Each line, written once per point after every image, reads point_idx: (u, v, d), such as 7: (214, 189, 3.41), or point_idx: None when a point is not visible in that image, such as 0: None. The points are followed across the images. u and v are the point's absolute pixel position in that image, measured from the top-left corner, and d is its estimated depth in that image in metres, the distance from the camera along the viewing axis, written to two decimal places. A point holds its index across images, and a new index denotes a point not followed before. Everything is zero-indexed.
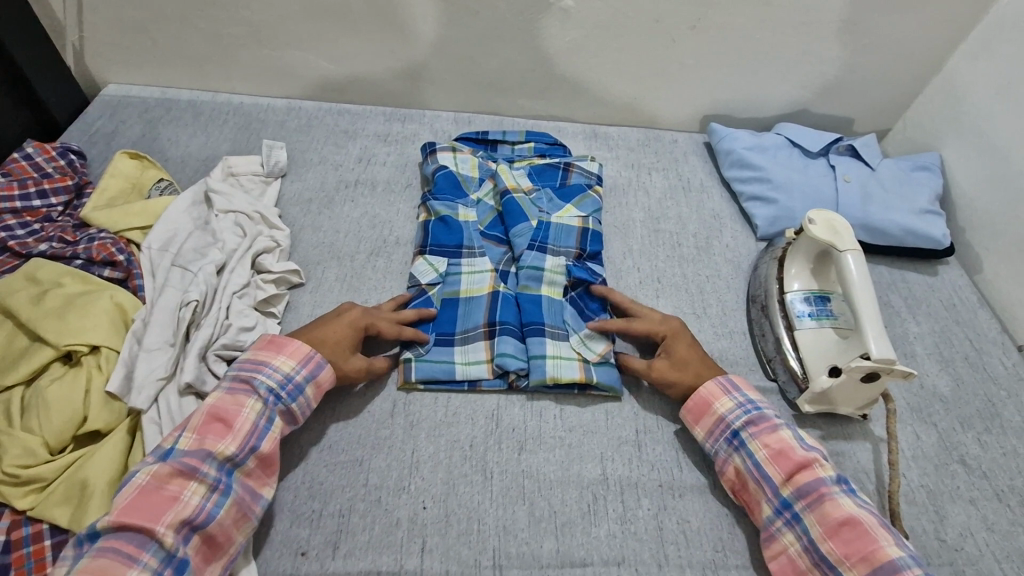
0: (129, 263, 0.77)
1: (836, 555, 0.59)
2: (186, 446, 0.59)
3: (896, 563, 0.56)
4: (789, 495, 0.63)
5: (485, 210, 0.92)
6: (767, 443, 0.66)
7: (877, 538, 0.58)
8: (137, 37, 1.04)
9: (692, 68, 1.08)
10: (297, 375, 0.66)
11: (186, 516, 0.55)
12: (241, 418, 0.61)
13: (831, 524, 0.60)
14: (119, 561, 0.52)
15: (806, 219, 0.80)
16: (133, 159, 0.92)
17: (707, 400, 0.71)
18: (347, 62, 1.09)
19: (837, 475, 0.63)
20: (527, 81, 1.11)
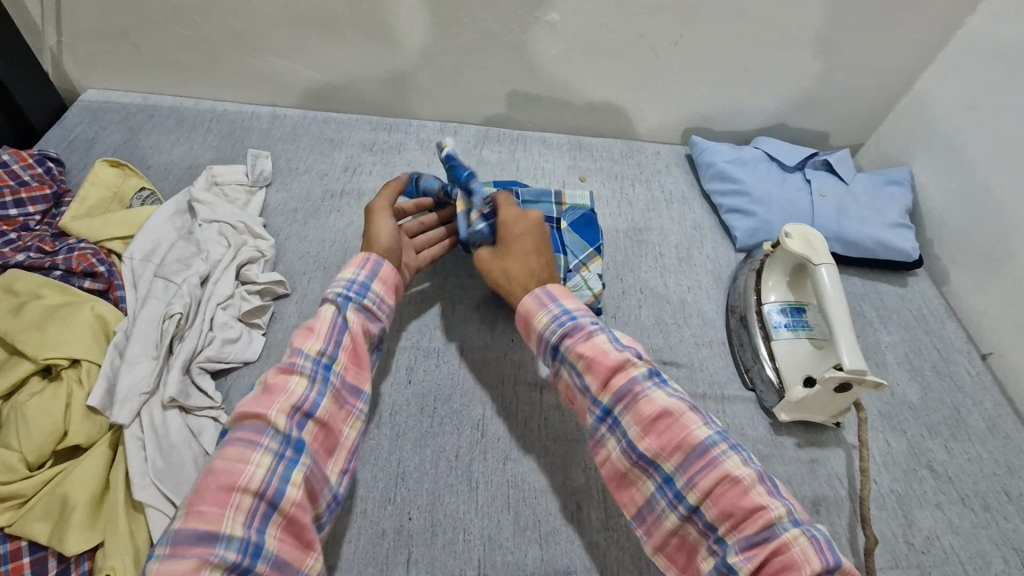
0: (110, 274, 0.77)
1: (653, 449, 0.57)
2: (206, 481, 0.50)
3: (704, 444, 0.55)
4: (607, 401, 0.60)
5: None
6: (582, 351, 0.62)
7: (686, 425, 0.56)
8: (119, 43, 1.03)
9: (675, 82, 1.11)
10: (359, 276, 0.68)
11: (295, 404, 0.55)
12: (324, 317, 0.62)
13: (646, 421, 0.57)
14: (241, 446, 0.52)
15: (783, 233, 0.83)
16: (114, 167, 0.91)
17: (528, 316, 0.68)
18: (333, 71, 1.09)
19: (649, 369, 0.60)
20: (513, 92, 1.12)
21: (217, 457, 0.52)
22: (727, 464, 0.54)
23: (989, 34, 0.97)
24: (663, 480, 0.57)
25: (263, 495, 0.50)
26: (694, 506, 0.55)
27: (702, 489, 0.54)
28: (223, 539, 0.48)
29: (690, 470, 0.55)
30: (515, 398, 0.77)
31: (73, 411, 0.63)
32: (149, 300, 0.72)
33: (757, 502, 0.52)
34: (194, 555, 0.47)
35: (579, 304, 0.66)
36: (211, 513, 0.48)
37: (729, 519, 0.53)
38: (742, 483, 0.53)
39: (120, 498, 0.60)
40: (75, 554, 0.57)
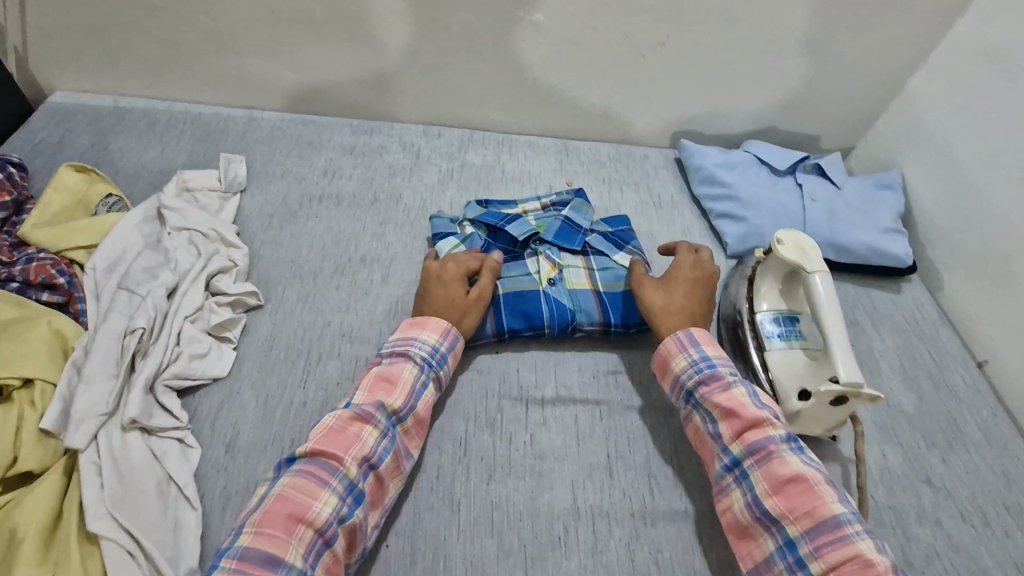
0: (70, 286, 0.73)
1: (779, 511, 0.59)
2: (265, 526, 0.54)
3: (838, 519, 0.57)
4: (737, 451, 0.64)
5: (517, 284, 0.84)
6: (719, 401, 0.67)
7: (821, 495, 0.58)
8: (86, 42, 0.99)
9: (663, 84, 1.08)
10: (442, 347, 0.71)
11: (365, 455, 0.61)
12: (404, 377, 0.67)
13: (777, 481, 0.60)
14: (314, 481, 0.58)
15: (775, 239, 0.80)
16: (80, 172, 0.87)
17: (665, 358, 0.73)
18: (311, 72, 1.05)
19: (788, 434, 0.64)
20: (498, 94, 1.09)
21: (288, 482, 0.58)
22: (862, 545, 0.55)
23: (979, 35, 0.96)
24: (785, 543, 0.58)
25: (322, 535, 0.56)
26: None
27: (828, 560, 0.55)
28: (283, 567, 0.53)
29: (818, 540, 0.56)
30: (499, 414, 0.74)
31: (25, 435, 0.59)
32: (112, 313, 0.69)
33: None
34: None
35: (720, 354, 0.71)
36: (278, 539, 0.54)
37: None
38: (873, 566, 0.53)
39: (73, 528, 0.56)
40: None
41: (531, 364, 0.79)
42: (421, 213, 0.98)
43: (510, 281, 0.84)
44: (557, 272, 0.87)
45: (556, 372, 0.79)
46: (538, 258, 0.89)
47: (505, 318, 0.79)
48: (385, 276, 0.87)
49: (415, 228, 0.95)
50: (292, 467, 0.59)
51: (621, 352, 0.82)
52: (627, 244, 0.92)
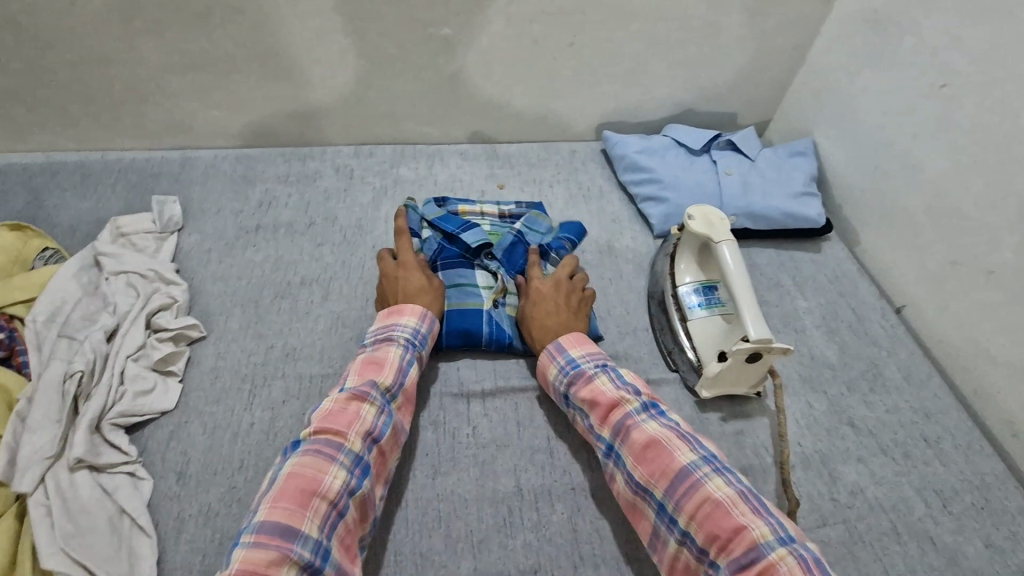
0: (11, 340, 0.76)
1: (644, 478, 0.63)
2: (276, 510, 0.56)
3: (686, 469, 0.61)
4: (608, 436, 0.68)
5: (465, 298, 0.86)
6: (583, 395, 0.71)
7: (672, 452, 0.62)
8: (12, 105, 1.01)
9: (577, 83, 1.13)
10: (421, 329, 0.76)
11: (367, 429, 0.64)
12: (389, 357, 0.71)
13: (638, 450, 0.64)
14: (321, 458, 0.60)
15: (687, 216, 0.85)
16: (15, 232, 0.90)
17: (543, 371, 0.77)
18: (238, 108, 1.08)
19: (642, 404, 0.68)
20: (423, 110, 1.13)
21: (296, 461, 0.60)
22: (710, 486, 0.59)
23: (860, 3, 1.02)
24: (658, 506, 0.62)
25: (337, 506, 0.59)
26: (686, 530, 0.59)
27: (687, 512, 0.59)
28: (301, 538, 0.55)
29: (676, 492, 0.60)
30: (441, 412, 0.77)
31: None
32: (54, 362, 0.71)
33: (739, 522, 0.56)
34: (276, 547, 0.54)
35: (586, 352, 0.75)
36: (295, 513, 0.56)
37: (715, 543, 0.57)
38: (725, 503, 0.57)
39: (27, 569, 0.59)
40: None
41: (471, 362, 0.83)
42: (358, 232, 1.01)
43: (456, 297, 0.86)
44: (503, 295, 0.88)
45: (496, 367, 0.82)
46: (485, 274, 0.91)
47: (446, 335, 0.82)
48: (324, 296, 0.90)
49: (352, 247, 0.98)
50: (300, 447, 0.62)
51: None
52: (568, 268, 0.94)
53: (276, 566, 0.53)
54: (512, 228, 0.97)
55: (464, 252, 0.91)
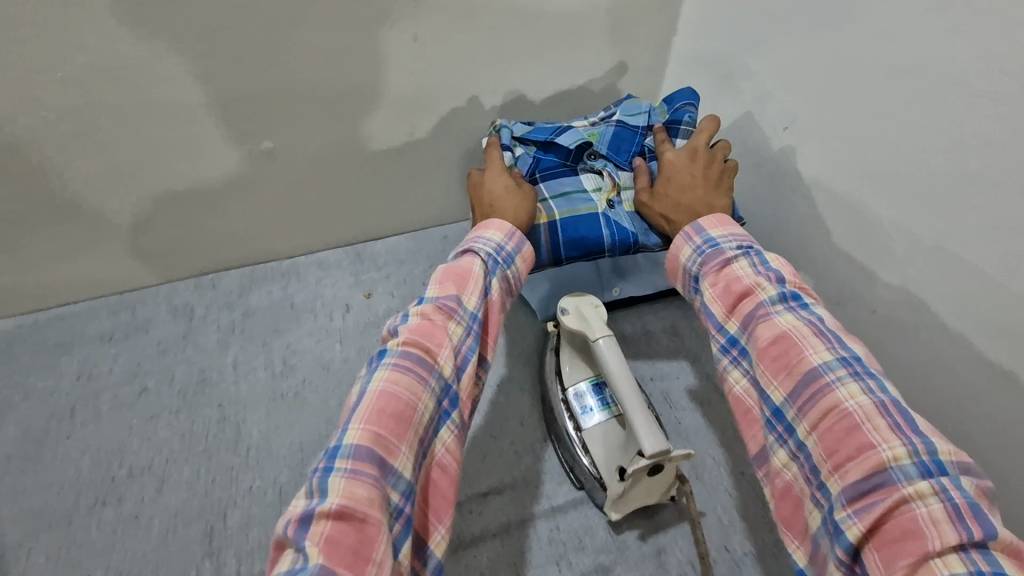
0: None
1: (763, 376, 0.56)
2: (358, 447, 0.48)
3: (816, 371, 0.53)
4: (735, 329, 0.61)
5: (581, 204, 0.83)
6: (716, 280, 0.63)
7: (802, 352, 0.54)
8: None
9: (430, 168, 1.00)
10: (506, 246, 0.68)
11: (453, 353, 0.57)
12: (473, 271, 0.63)
13: (762, 343, 0.57)
14: (411, 380, 0.53)
15: (560, 309, 0.77)
16: None
17: (674, 259, 0.69)
18: (22, 271, 0.88)
19: (782, 293, 0.59)
20: (261, 228, 0.98)
21: (387, 376, 0.53)
22: (842, 393, 0.51)
23: (698, 50, 0.95)
24: (773, 414, 0.56)
25: (424, 438, 0.54)
26: (802, 439, 0.53)
27: (811, 420, 0.52)
28: (393, 472, 0.49)
29: (800, 401, 0.53)
30: None
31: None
32: None
33: (867, 443, 0.49)
34: (364, 502, 0.46)
35: (729, 232, 0.66)
36: (388, 441, 0.50)
37: (832, 460, 0.50)
38: (857, 417, 0.50)
39: None
40: None
41: None
42: (202, 387, 0.87)
43: (565, 206, 0.82)
44: (616, 193, 0.85)
45: None
46: (592, 176, 0.87)
47: (562, 246, 0.80)
48: (157, 489, 0.76)
49: (195, 411, 0.84)
50: (387, 359, 0.54)
51: None
52: (686, 123, 0.84)
53: (373, 528, 0.46)
54: (609, 121, 0.89)
55: (564, 161, 0.87)
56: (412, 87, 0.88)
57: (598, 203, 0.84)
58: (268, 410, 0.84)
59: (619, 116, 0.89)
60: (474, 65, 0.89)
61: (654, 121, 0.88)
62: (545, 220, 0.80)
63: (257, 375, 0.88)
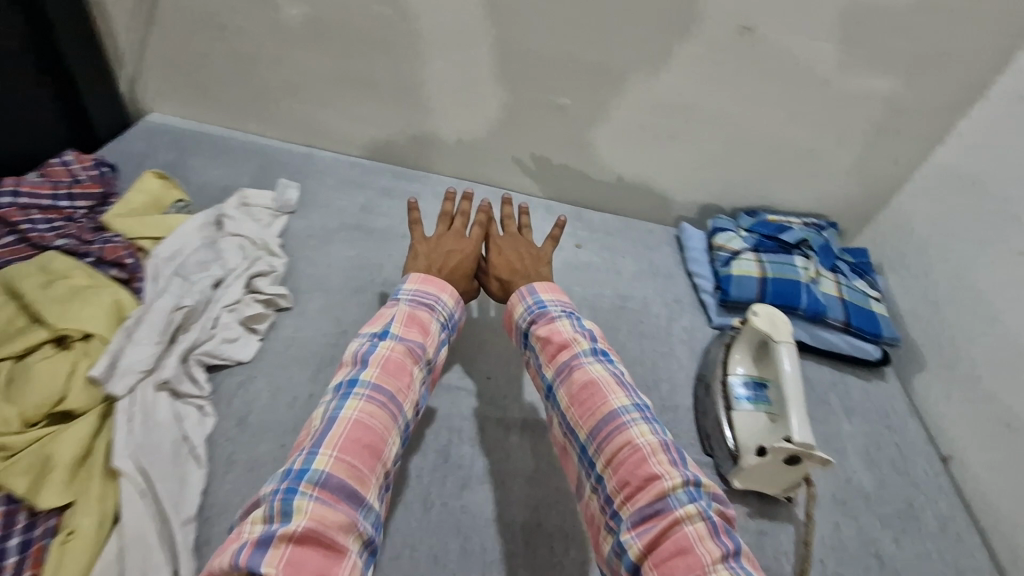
0: (134, 267, 0.86)
1: (574, 418, 0.63)
2: (328, 468, 0.51)
3: (614, 411, 0.60)
4: (550, 375, 0.67)
5: (790, 271, 1.06)
6: (539, 333, 0.70)
7: (604, 398, 0.62)
8: (184, 80, 1.16)
9: (672, 169, 1.18)
10: (455, 316, 0.75)
11: (414, 401, 0.64)
12: (432, 327, 0.70)
13: (574, 387, 0.64)
14: (385, 413, 0.59)
15: (751, 310, 0.89)
16: (159, 179, 1.02)
17: (511, 312, 0.76)
18: (363, 121, 1.18)
19: (591, 347, 0.67)
20: (524, 162, 1.20)
21: (359, 406, 0.57)
22: (634, 430, 0.58)
23: (958, 164, 1.03)
24: (581, 449, 0.62)
25: (390, 472, 0.58)
26: (601, 473, 0.59)
27: (606, 453, 0.58)
28: (363, 507, 0.52)
29: (598, 436, 0.60)
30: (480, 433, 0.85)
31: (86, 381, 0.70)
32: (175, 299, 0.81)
33: (653, 473, 0.55)
34: (343, 511, 0.50)
35: (555, 298, 0.74)
36: (360, 475, 0.53)
37: (625, 489, 0.56)
38: (642, 449, 0.57)
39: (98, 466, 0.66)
40: (47, 510, 0.62)
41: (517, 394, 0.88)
42: None
43: (778, 269, 1.06)
44: (816, 277, 1.07)
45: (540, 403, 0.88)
46: (802, 259, 1.09)
47: (768, 296, 1.03)
48: None
49: None
50: (360, 389, 0.59)
51: None
52: (868, 277, 1.14)
53: (347, 531, 0.49)
54: (820, 234, 1.16)
55: (782, 245, 1.11)
56: (697, 99, 1.05)
57: (802, 275, 1.05)
58: (482, 288, 1.04)
59: (825, 234, 1.16)
60: (756, 100, 1.04)
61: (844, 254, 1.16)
62: (759, 274, 1.06)
63: None
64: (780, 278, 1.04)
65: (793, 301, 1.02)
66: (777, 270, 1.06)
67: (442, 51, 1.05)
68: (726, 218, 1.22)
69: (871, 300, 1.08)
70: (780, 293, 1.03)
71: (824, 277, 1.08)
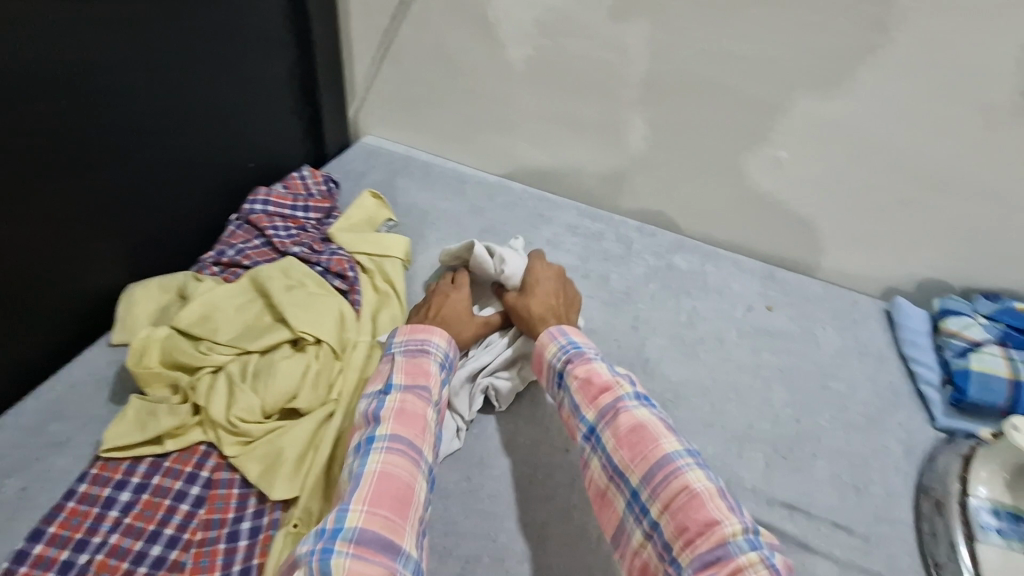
0: (354, 280, 0.93)
1: (624, 461, 0.67)
2: (359, 521, 0.57)
3: (669, 457, 0.65)
4: (592, 418, 0.71)
5: None
6: (577, 373, 0.75)
7: (654, 439, 0.66)
8: (405, 106, 1.26)
9: (897, 238, 1.05)
10: (450, 355, 0.80)
11: (431, 445, 0.70)
12: (429, 369, 0.75)
13: (621, 431, 0.68)
14: (407, 460, 0.64)
15: (1009, 423, 0.75)
16: (375, 200, 1.12)
17: (541, 350, 0.81)
18: (561, 158, 1.20)
19: (635, 393, 0.72)
20: (721, 213, 1.14)
21: (383, 459, 0.63)
22: (689, 474, 0.63)
23: None
24: (631, 495, 0.66)
25: (422, 519, 0.63)
26: (656, 519, 0.63)
27: (662, 500, 0.62)
28: (401, 555, 0.57)
29: (652, 482, 0.64)
30: None
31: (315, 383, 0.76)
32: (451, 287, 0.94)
33: (711, 517, 0.59)
34: (380, 562, 0.55)
35: (583, 341, 0.80)
36: (392, 525, 0.58)
37: (683, 535, 0.60)
38: (700, 495, 0.61)
39: (322, 460, 0.69)
40: (274, 500, 0.67)
41: None
42: (625, 299, 1.05)
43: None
44: None
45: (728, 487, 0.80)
46: None
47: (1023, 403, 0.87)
48: None
49: (617, 311, 1.03)
50: (378, 444, 0.65)
51: (804, 490, 0.81)
52: None
53: None
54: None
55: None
56: (958, 167, 0.95)
57: None
58: (667, 343, 0.99)
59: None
60: None
61: None
62: (1010, 376, 0.89)
63: (666, 315, 1.04)
64: None
65: None
66: None
67: (665, 95, 1.04)
68: (959, 298, 1.04)
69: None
70: None
71: None
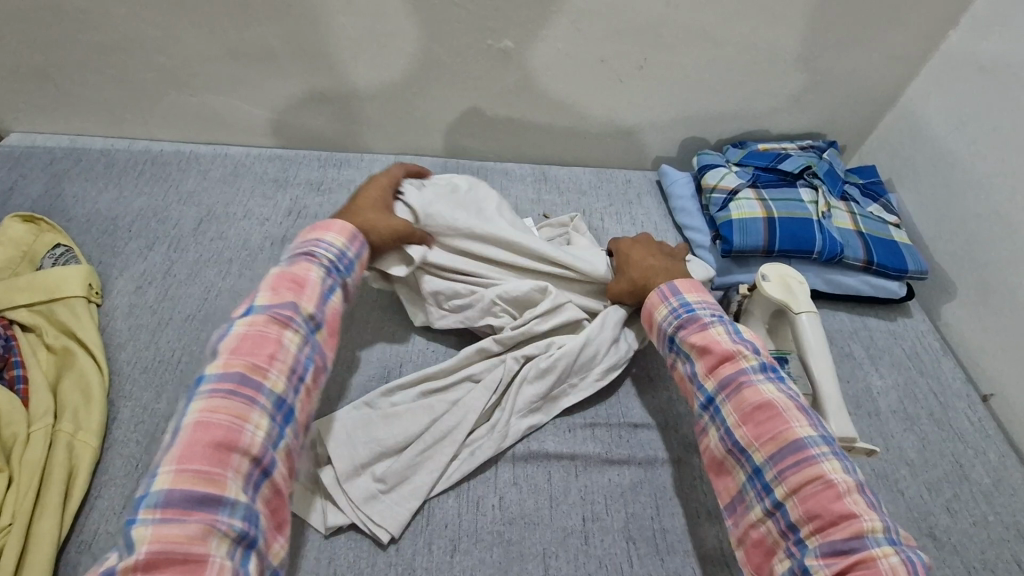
0: (8, 348, 0.71)
1: (748, 439, 0.60)
2: (166, 482, 0.49)
3: (801, 442, 0.57)
4: (712, 388, 0.64)
5: (798, 209, 0.93)
6: (694, 342, 0.67)
7: (785, 420, 0.59)
8: (39, 83, 0.94)
9: (644, 108, 1.01)
10: (349, 252, 0.70)
11: (290, 366, 0.60)
12: (310, 279, 0.66)
13: (746, 409, 0.61)
14: (237, 401, 0.55)
15: (760, 275, 0.75)
16: (27, 223, 0.83)
17: (650, 311, 0.74)
18: (274, 105, 0.99)
19: (761, 363, 0.64)
20: (472, 122, 1.02)
21: (203, 407, 0.54)
22: (825, 466, 0.56)
23: (976, 51, 0.90)
24: (753, 472, 0.59)
25: (260, 459, 0.54)
26: (780, 500, 0.56)
27: (790, 483, 0.56)
28: (226, 504, 0.50)
29: (781, 464, 0.57)
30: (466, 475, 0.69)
31: None
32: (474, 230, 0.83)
33: (848, 510, 0.53)
34: (196, 518, 0.49)
35: (703, 299, 0.71)
36: (214, 475, 0.51)
37: (814, 521, 0.54)
38: (839, 487, 0.54)
39: None
40: None
41: None
42: None
43: (784, 208, 0.93)
44: (828, 209, 0.95)
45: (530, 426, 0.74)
46: (809, 190, 0.97)
47: (779, 239, 0.90)
48: (347, 323, 0.82)
49: None
50: (205, 386, 0.56)
51: (602, 400, 0.77)
52: (882, 199, 0.99)
53: (202, 536, 0.48)
54: (821, 157, 1.01)
55: (783, 176, 0.98)
56: (673, 18, 0.88)
57: (810, 212, 0.93)
58: None
59: (827, 156, 1.01)
60: (739, 14, 0.88)
61: (851, 183, 1.01)
62: (766, 215, 0.92)
63: None
64: (790, 218, 0.91)
65: (809, 247, 0.90)
66: (783, 208, 0.93)
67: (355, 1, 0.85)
68: (713, 152, 1.06)
69: (890, 227, 0.96)
70: (794, 238, 0.90)
71: (836, 205, 0.96)
